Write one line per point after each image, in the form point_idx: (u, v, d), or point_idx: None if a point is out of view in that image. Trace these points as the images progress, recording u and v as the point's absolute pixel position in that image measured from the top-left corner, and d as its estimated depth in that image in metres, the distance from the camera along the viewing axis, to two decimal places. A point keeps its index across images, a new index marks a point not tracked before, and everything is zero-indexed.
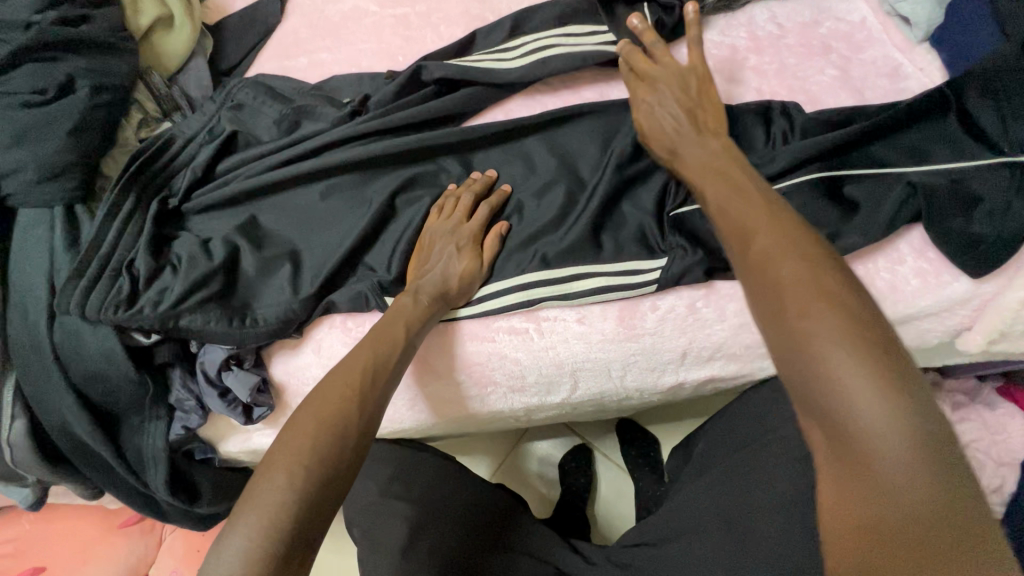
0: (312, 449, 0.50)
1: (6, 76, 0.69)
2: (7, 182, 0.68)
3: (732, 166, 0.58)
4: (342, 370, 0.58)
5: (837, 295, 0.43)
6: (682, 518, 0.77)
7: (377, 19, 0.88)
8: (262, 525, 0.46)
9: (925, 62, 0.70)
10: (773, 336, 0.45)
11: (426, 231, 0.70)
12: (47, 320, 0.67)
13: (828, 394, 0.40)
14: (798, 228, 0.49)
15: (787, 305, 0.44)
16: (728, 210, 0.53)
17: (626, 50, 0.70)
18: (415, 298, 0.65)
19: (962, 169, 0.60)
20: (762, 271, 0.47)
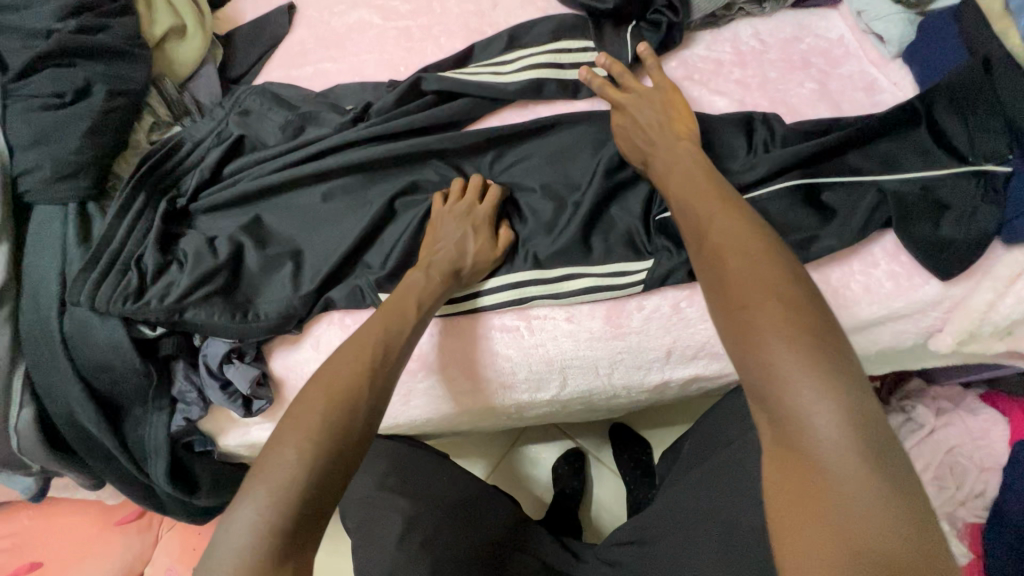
0: (321, 427, 0.53)
1: (29, 81, 0.73)
2: (25, 179, 0.71)
3: (701, 169, 0.62)
4: (353, 347, 0.60)
5: (776, 285, 0.48)
6: (670, 517, 0.79)
7: (381, 31, 0.92)
8: (270, 500, 0.48)
9: (899, 77, 0.74)
10: (724, 328, 0.50)
11: (437, 213, 0.72)
12: (58, 311, 0.70)
13: (769, 379, 0.45)
14: (751, 226, 0.53)
15: (729, 298, 0.50)
16: (685, 209, 0.59)
17: (593, 81, 0.75)
18: (427, 274, 0.68)
19: (932, 178, 0.64)
20: (716, 270, 0.52)
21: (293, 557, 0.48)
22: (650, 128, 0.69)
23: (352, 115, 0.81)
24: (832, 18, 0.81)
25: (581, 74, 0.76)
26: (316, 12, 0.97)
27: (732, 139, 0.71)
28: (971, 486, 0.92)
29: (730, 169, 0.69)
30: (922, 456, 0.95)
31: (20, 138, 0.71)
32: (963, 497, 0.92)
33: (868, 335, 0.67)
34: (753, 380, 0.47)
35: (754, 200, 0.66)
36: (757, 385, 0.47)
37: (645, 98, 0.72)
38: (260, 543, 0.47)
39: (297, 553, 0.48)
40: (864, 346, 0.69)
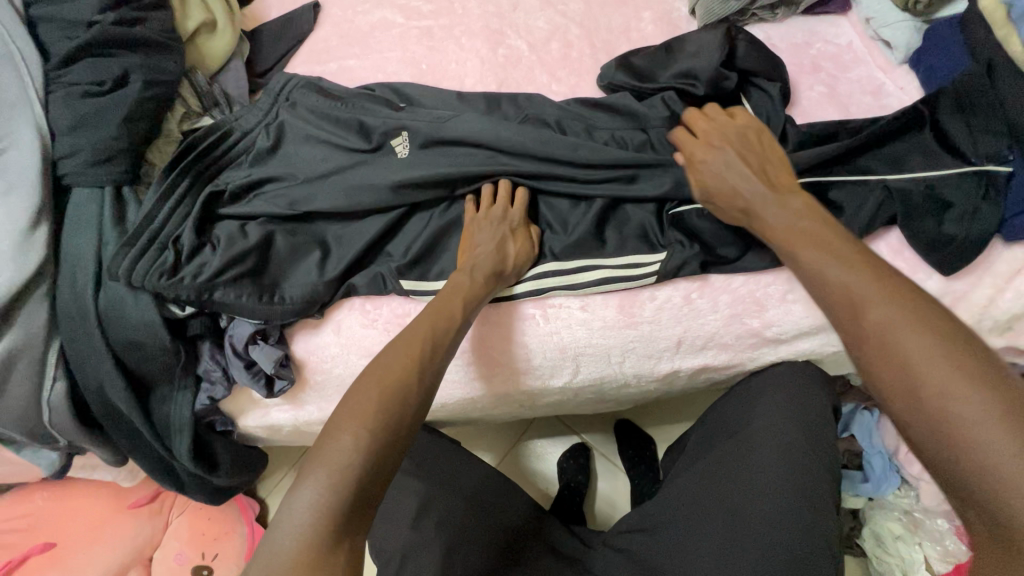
0: (377, 417, 0.55)
1: (71, 69, 0.77)
2: (65, 162, 0.74)
3: (827, 229, 0.57)
4: (402, 343, 0.62)
5: (980, 372, 0.44)
6: (676, 504, 0.82)
7: (403, 30, 0.96)
8: (331, 485, 0.51)
9: (905, 82, 0.77)
10: (910, 413, 0.46)
11: (473, 218, 0.75)
12: (94, 288, 0.73)
13: (982, 478, 0.41)
14: (922, 300, 0.49)
15: (922, 388, 0.45)
16: (830, 274, 0.53)
17: (678, 131, 0.71)
18: (471, 275, 0.69)
19: (934, 177, 0.66)
20: (887, 347, 0.48)
21: (347, 538, 0.51)
22: (739, 166, 0.65)
23: (411, 116, 0.81)
24: (841, 25, 0.84)
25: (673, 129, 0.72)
26: (340, 11, 1.00)
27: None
28: None
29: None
30: None
31: (61, 123, 0.74)
32: None
33: None
34: (960, 473, 0.42)
35: None
36: (965, 478, 0.42)
37: (731, 135, 0.67)
38: (320, 523, 0.50)
39: (352, 535, 0.51)
40: None
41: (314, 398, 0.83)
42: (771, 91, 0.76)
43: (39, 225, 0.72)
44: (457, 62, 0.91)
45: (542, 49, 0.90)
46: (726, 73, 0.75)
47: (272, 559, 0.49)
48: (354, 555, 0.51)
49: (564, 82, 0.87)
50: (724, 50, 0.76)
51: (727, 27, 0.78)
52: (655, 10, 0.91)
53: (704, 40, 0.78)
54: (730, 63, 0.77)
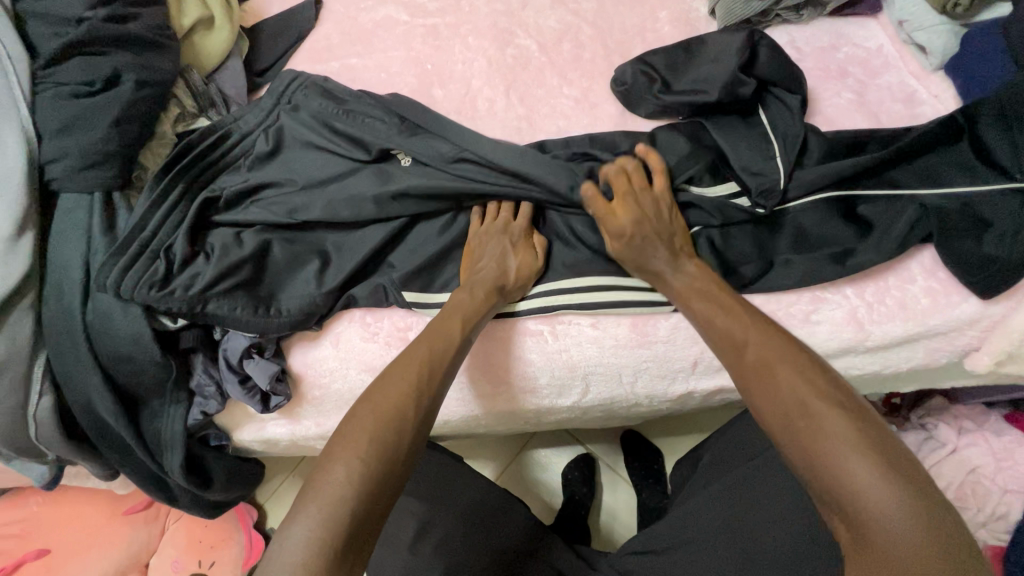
0: (374, 445, 0.52)
1: (58, 68, 0.73)
2: (52, 167, 0.71)
3: (715, 283, 0.63)
4: (399, 366, 0.59)
5: (829, 395, 0.52)
6: (689, 528, 0.78)
7: (408, 28, 0.92)
8: (327, 519, 0.48)
9: (939, 89, 0.73)
10: (784, 436, 0.52)
11: (476, 234, 0.72)
12: (82, 299, 0.70)
13: (842, 484, 0.47)
14: (785, 341, 0.57)
15: (785, 412, 0.53)
16: (717, 318, 0.61)
17: (591, 198, 0.68)
18: (471, 292, 0.66)
19: (974, 194, 0.63)
20: (766, 381, 0.55)
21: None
22: (656, 239, 0.65)
23: (419, 128, 0.78)
24: (870, 28, 0.80)
25: (585, 188, 0.69)
26: (343, 7, 0.96)
27: (759, 154, 0.69)
28: (993, 508, 0.89)
29: (749, 185, 0.67)
30: (943, 475, 0.94)
31: (48, 125, 0.71)
32: (984, 519, 0.90)
33: (902, 351, 0.66)
34: (821, 486, 0.49)
35: (791, 212, 0.68)
36: (829, 492, 0.48)
37: (635, 216, 0.66)
38: (309, 561, 0.46)
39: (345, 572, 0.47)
40: (897, 364, 0.67)
41: (312, 414, 0.80)
42: (791, 102, 0.72)
43: (25, 233, 0.68)
44: (463, 63, 0.87)
45: (553, 50, 0.86)
46: (742, 79, 0.71)
47: None
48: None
49: (577, 85, 0.83)
50: (743, 56, 0.72)
51: (750, 31, 0.74)
52: (672, 9, 0.87)
53: (726, 43, 0.75)
54: (750, 68, 0.72)
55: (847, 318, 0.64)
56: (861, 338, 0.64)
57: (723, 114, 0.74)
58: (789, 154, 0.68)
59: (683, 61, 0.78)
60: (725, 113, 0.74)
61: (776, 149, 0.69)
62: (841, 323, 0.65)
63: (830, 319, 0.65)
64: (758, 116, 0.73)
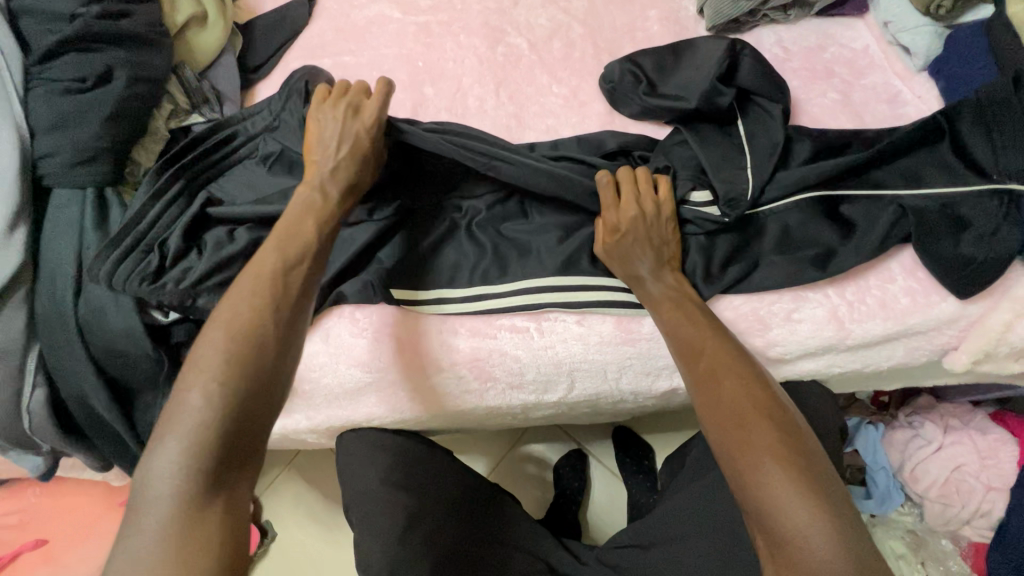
0: (230, 363, 0.51)
1: (52, 65, 0.74)
2: (45, 163, 0.72)
3: (687, 295, 0.64)
4: (247, 281, 0.57)
5: (766, 407, 0.53)
6: (675, 522, 0.80)
7: (400, 26, 0.92)
8: (193, 439, 0.48)
9: (924, 90, 0.74)
10: (720, 446, 0.53)
11: (316, 115, 0.70)
12: (74, 293, 0.71)
13: (762, 499, 0.49)
14: (743, 358, 0.58)
15: (725, 420, 0.53)
16: (674, 329, 0.61)
17: (604, 190, 0.67)
18: (320, 188, 0.66)
19: (953, 195, 0.64)
20: (713, 391, 0.55)
21: (222, 494, 0.48)
22: (644, 244, 0.65)
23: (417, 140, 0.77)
24: (857, 28, 0.81)
25: (599, 179, 0.68)
26: (336, 4, 0.97)
27: (728, 164, 0.70)
28: (976, 506, 0.91)
29: (718, 192, 0.68)
30: (928, 473, 0.94)
31: (41, 121, 0.72)
32: (967, 516, 0.92)
33: (883, 350, 0.67)
34: (746, 496, 0.50)
35: (774, 211, 0.69)
36: (752, 503, 0.49)
37: (639, 220, 0.66)
38: (179, 490, 0.46)
39: (227, 488, 0.48)
40: (877, 363, 0.68)
41: (302, 407, 0.80)
42: (771, 110, 0.72)
43: (18, 228, 0.69)
44: (455, 61, 0.87)
45: (543, 49, 0.86)
46: (723, 88, 0.72)
47: (137, 528, 0.45)
48: (234, 510, 0.48)
49: (566, 84, 0.83)
50: (725, 64, 0.73)
51: (733, 40, 0.75)
52: (662, 9, 0.87)
53: (711, 49, 0.76)
54: (729, 78, 0.74)
55: (827, 317, 0.65)
56: (842, 336, 0.65)
57: (709, 121, 0.74)
58: (767, 160, 0.68)
59: (671, 63, 0.79)
60: (710, 120, 0.74)
61: (747, 160, 0.69)
62: (822, 321, 0.65)
63: (811, 318, 0.65)
64: (737, 125, 0.73)
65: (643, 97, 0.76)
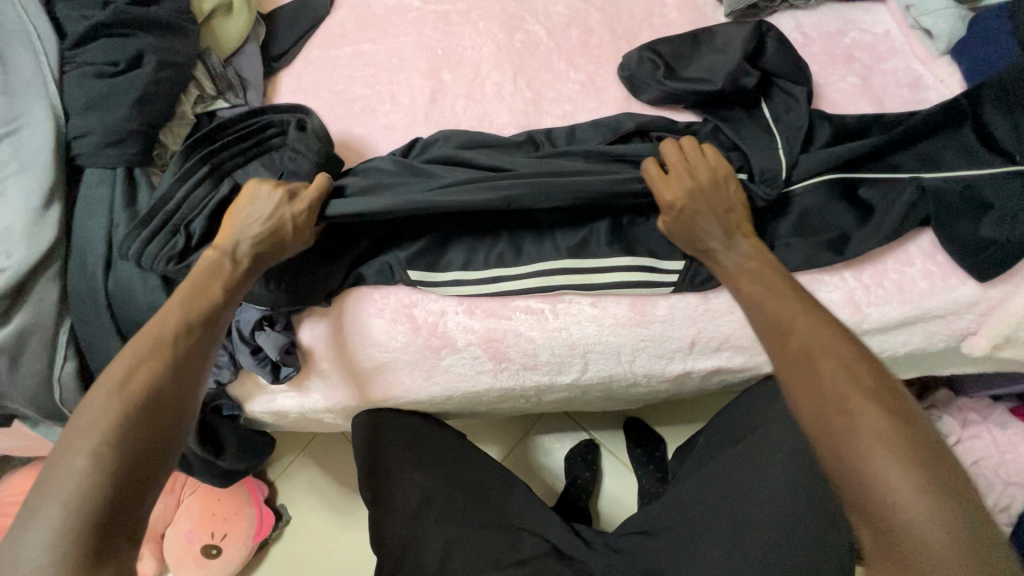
0: (117, 434, 0.51)
1: (85, 49, 0.76)
2: (77, 143, 0.74)
3: (767, 266, 0.62)
4: (149, 346, 0.57)
5: (869, 388, 0.52)
6: (685, 509, 0.78)
7: (419, 14, 0.94)
8: (69, 510, 0.48)
9: (946, 74, 0.73)
10: (816, 430, 0.52)
11: (249, 190, 0.69)
12: (104, 269, 0.73)
13: (870, 485, 0.48)
14: (839, 336, 0.55)
15: (826, 403, 0.52)
16: (762, 308, 0.59)
17: (650, 170, 0.67)
18: (235, 259, 0.65)
19: (974, 178, 0.64)
20: (808, 373, 0.54)
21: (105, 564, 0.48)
22: (707, 214, 0.65)
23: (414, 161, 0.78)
24: (878, 13, 0.80)
25: (648, 160, 0.68)
26: None
27: (760, 145, 0.69)
28: (994, 501, 0.89)
29: (754, 170, 0.68)
30: None
31: (74, 104, 0.74)
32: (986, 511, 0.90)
33: (900, 335, 0.67)
34: (851, 483, 0.49)
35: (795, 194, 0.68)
36: (857, 490, 0.49)
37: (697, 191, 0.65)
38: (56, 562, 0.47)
39: (111, 558, 0.49)
40: (894, 348, 0.68)
41: (320, 386, 0.81)
42: (797, 92, 0.73)
43: (52, 205, 0.72)
44: (473, 48, 0.88)
45: (560, 35, 0.87)
46: (748, 69, 0.72)
47: None
48: None
49: (583, 70, 0.84)
50: (750, 48, 0.73)
51: (759, 22, 0.75)
52: None
53: (733, 34, 0.76)
54: (756, 60, 0.74)
55: (844, 300, 0.65)
56: (858, 320, 0.65)
57: (736, 105, 0.74)
58: (793, 143, 0.68)
59: (689, 52, 0.79)
60: (738, 103, 0.74)
61: (779, 141, 0.69)
62: (838, 304, 0.65)
63: (827, 301, 0.65)
64: (762, 108, 0.73)
65: (663, 82, 0.76)
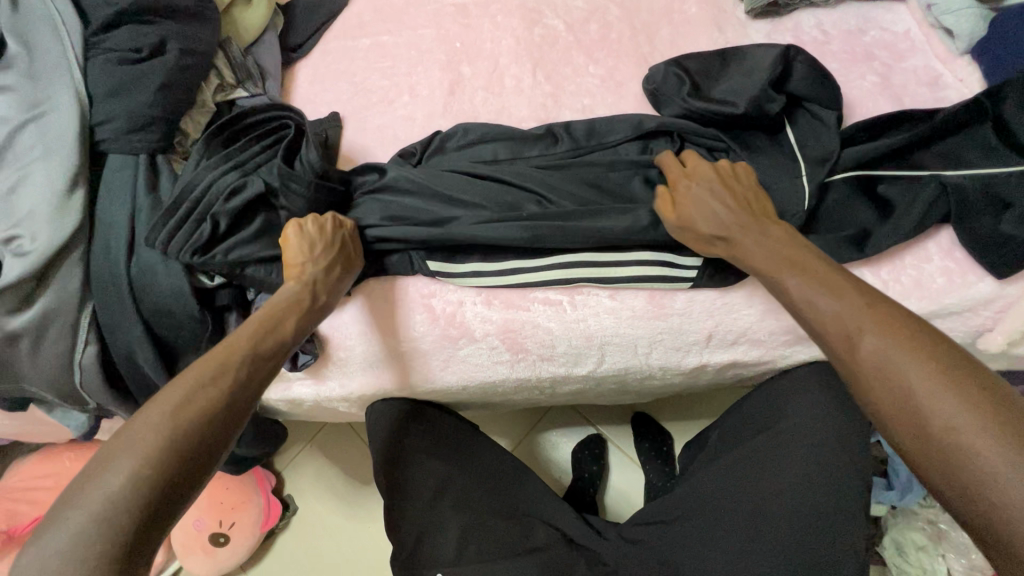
0: (169, 451, 0.49)
1: (109, 36, 0.77)
2: (101, 129, 0.74)
3: (805, 252, 0.61)
4: (209, 369, 0.56)
5: (964, 384, 0.48)
6: (698, 499, 0.80)
7: (438, 7, 0.94)
8: (101, 526, 0.45)
9: (965, 73, 0.74)
10: (903, 433, 0.49)
11: (304, 225, 0.70)
12: (127, 255, 0.73)
13: (969, 485, 0.45)
14: (916, 329, 0.52)
15: (906, 402, 0.49)
16: (823, 309, 0.57)
17: (665, 163, 0.71)
18: (312, 293, 0.67)
19: (993, 175, 0.65)
20: (885, 370, 0.51)
21: None
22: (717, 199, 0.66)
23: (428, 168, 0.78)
24: (898, 12, 0.81)
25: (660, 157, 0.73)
26: None
27: (783, 173, 0.69)
28: None
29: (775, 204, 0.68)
30: None
31: (98, 89, 0.75)
32: None
33: None
34: (952, 487, 0.46)
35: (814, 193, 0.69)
36: (962, 496, 0.45)
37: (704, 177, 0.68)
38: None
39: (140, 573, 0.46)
40: None
41: (336, 374, 0.81)
42: (825, 119, 0.72)
43: (76, 189, 0.72)
44: (492, 41, 0.89)
45: (580, 30, 0.87)
46: (772, 95, 0.71)
47: None
48: None
49: (602, 64, 0.84)
50: (776, 73, 0.72)
51: (787, 47, 0.73)
52: None
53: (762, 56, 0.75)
54: (781, 85, 0.73)
55: None
56: None
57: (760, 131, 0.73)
58: (815, 168, 0.68)
59: (717, 69, 0.78)
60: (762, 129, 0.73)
61: (801, 168, 0.69)
62: None
63: None
64: (786, 134, 0.72)
65: (686, 99, 0.74)
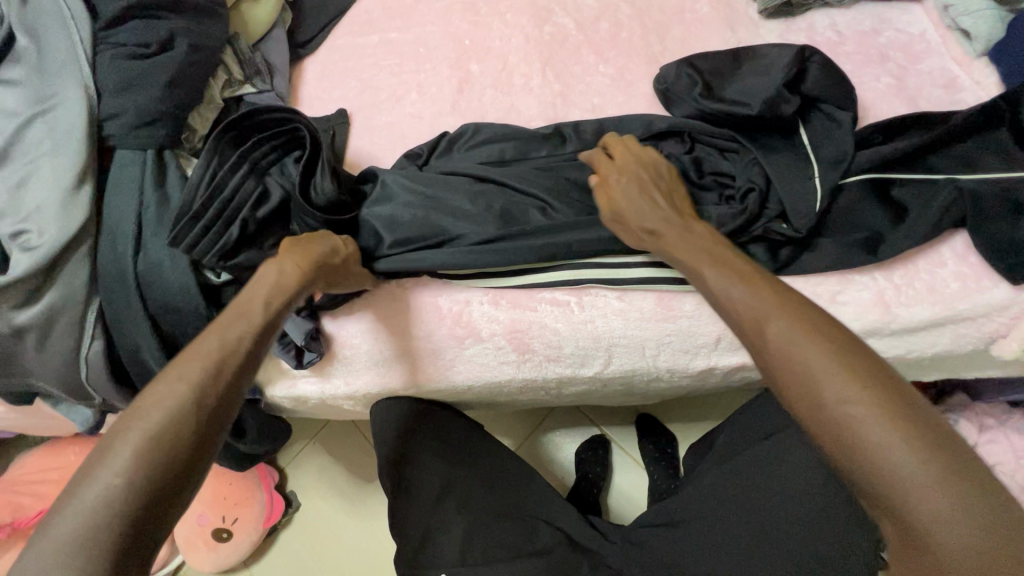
0: (145, 447, 0.46)
1: (117, 30, 0.76)
2: (109, 123, 0.74)
3: (717, 243, 0.60)
4: (188, 359, 0.52)
5: (863, 375, 0.45)
6: (704, 503, 0.79)
7: (448, 4, 0.93)
8: (89, 530, 0.43)
9: (981, 76, 0.73)
10: (813, 428, 0.46)
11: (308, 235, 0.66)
12: (133, 250, 0.73)
13: (883, 483, 0.41)
14: (816, 317, 0.49)
15: (807, 395, 0.46)
16: (732, 296, 0.54)
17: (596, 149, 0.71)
18: (297, 268, 0.62)
19: (1010, 180, 0.64)
20: (789, 360, 0.48)
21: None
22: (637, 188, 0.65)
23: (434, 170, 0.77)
24: (913, 12, 0.80)
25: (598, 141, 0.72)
26: None
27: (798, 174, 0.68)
28: None
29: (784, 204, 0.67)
30: None
31: (106, 84, 0.74)
32: None
33: (931, 335, 0.66)
34: (864, 483, 0.43)
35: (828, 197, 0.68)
36: (879, 495, 0.42)
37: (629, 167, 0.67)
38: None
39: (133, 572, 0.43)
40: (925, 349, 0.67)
41: (342, 372, 0.80)
42: (840, 119, 0.70)
43: (84, 183, 0.72)
44: (502, 39, 0.88)
45: (590, 28, 0.87)
46: (786, 96, 0.69)
47: None
48: None
49: (613, 63, 0.84)
50: (790, 73, 0.70)
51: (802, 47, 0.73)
52: None
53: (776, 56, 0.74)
54: (795, 85, 0.72)
55: (874, 299, 0.65)
56: (888, 320, 0.65)
57: (773, 131, 0.72)
58: (829, 168, 0.68)
59: (729, 69, 0.76)
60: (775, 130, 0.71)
61: (813, 168, 0.68)
62: (868, 304, 0.65)
63: (857, 301, 0.65)
64: (799, 134, 0.71)
65: (698, 99, 0.73)
